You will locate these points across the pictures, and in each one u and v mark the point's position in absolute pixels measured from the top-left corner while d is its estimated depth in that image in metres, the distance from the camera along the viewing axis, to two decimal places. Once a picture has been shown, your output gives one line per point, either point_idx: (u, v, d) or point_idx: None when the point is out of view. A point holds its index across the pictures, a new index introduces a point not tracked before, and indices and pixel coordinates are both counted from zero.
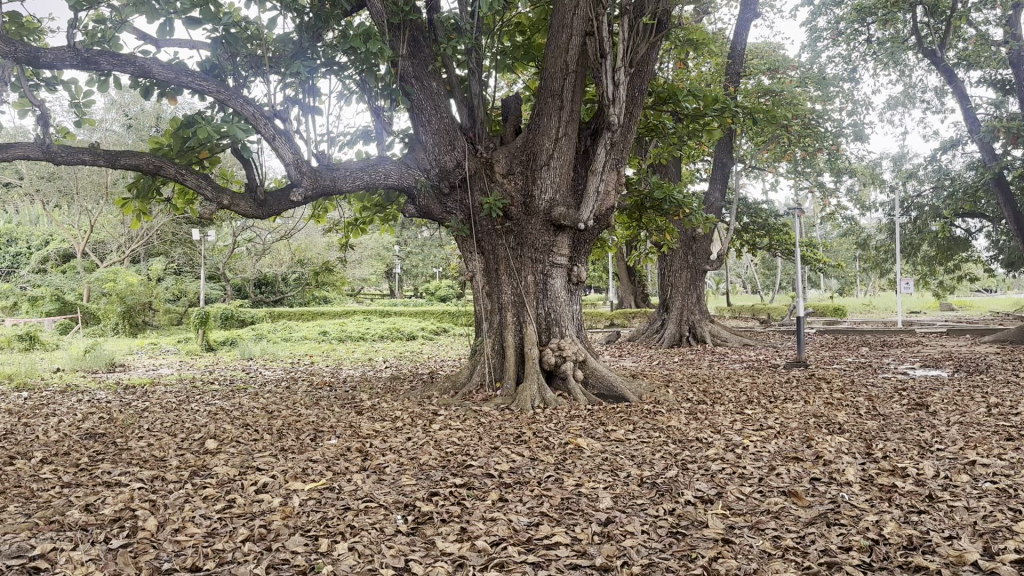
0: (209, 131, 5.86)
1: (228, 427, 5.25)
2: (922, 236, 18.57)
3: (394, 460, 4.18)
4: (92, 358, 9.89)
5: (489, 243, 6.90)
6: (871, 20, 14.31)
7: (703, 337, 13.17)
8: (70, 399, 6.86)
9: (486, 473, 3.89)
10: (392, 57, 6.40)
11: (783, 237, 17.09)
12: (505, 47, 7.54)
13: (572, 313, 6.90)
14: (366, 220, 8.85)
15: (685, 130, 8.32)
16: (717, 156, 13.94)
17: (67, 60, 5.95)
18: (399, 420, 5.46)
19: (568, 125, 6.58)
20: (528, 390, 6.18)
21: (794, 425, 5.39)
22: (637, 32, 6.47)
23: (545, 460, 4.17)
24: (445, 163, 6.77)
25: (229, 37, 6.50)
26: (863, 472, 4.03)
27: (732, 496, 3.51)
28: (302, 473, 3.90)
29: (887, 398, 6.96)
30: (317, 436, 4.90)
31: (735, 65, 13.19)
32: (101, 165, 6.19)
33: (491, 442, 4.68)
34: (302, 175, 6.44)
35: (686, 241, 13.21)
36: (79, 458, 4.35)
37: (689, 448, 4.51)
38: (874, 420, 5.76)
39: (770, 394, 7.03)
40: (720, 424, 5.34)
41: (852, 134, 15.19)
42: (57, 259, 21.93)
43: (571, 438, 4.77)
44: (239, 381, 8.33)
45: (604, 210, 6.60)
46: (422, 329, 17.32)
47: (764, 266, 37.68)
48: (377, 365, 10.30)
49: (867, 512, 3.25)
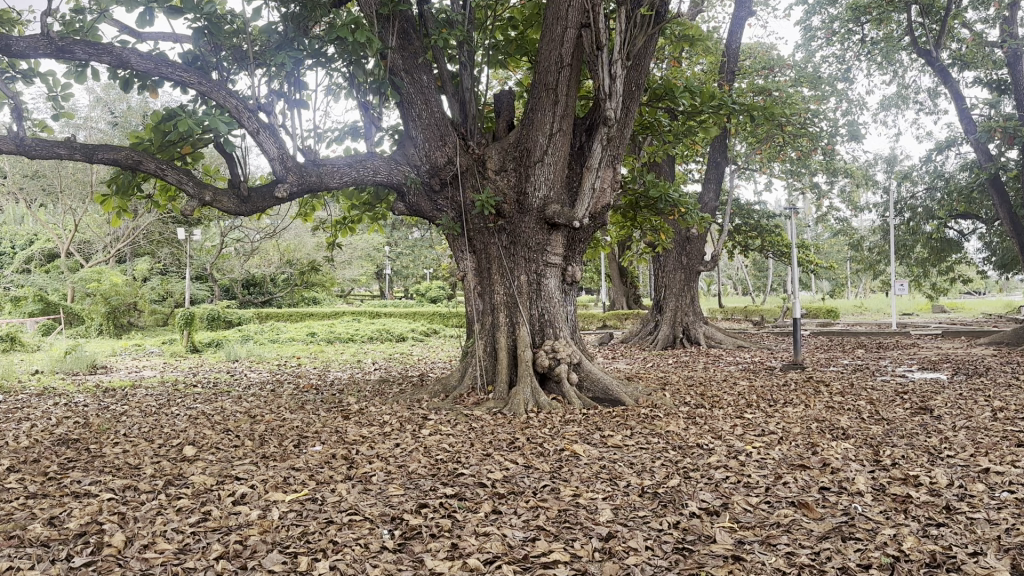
0: (190, 124, 5.62)
1: (209, 433, 5.02)
2: (916, 238, 18.47)
3: (381, 468, 3.98)
4: (72, 360, 9.63)
5: (481, 242, 6.69)
6: (866, 20, 14.17)
7: (697, 339, 13.01)
8: (47, 402, 6.61)
9: (479, 482, 3.69)
10: (381, 49, 6.20)
11: (777, 238, 16.92)
12: (498, 42, 7.35)
13: (566, 314, 6.69)
14: (354, 219, 8.63)
15: (682, 127, 8.16)
16: (711, 156, 13.79)
17: (41, 48, 5.69)
18: (388, 425, 5.25)
19: (563, 121, 6.39)
20: (521, 394, 5.98)
21: (796, 430, 5.22)
22: (635, 24, 6.27)
23: (541, 468, 3.98)
24: (436, 159, 6.56)
25: (211, 27, 6.26)
26: (874, 481, 3.87)
27: (738, 508, 3.33)
28: (283, 483, 3.68)
29: (889, 402, 6.81)
30: (302, 442, 4.68)
31: (730, 63, 13.07)
32: (78, 160, 5.90)
33: (484, 449, 4.47)
34: (287, 170, 6.25)
35: (680, 242, 13.04)
36: (49, 466, 4.11)
37: (690, 455, 4.32)
38: (878, 424, 5.60)
39: (770, 397, 6.87)
40: (721, 429, 5.16)
41: (846, 133, 15.08)
42: (42, 259, 21.58)
43: (567, 444, 4.58)
44: (224, 384, 8.09)
45: (600, 208, 6.41)
46: (412, 331, 17.10)
47: (755, 269, 37.78)
48: (365, 368, 10.08)
49: (884, 525, 3.11)
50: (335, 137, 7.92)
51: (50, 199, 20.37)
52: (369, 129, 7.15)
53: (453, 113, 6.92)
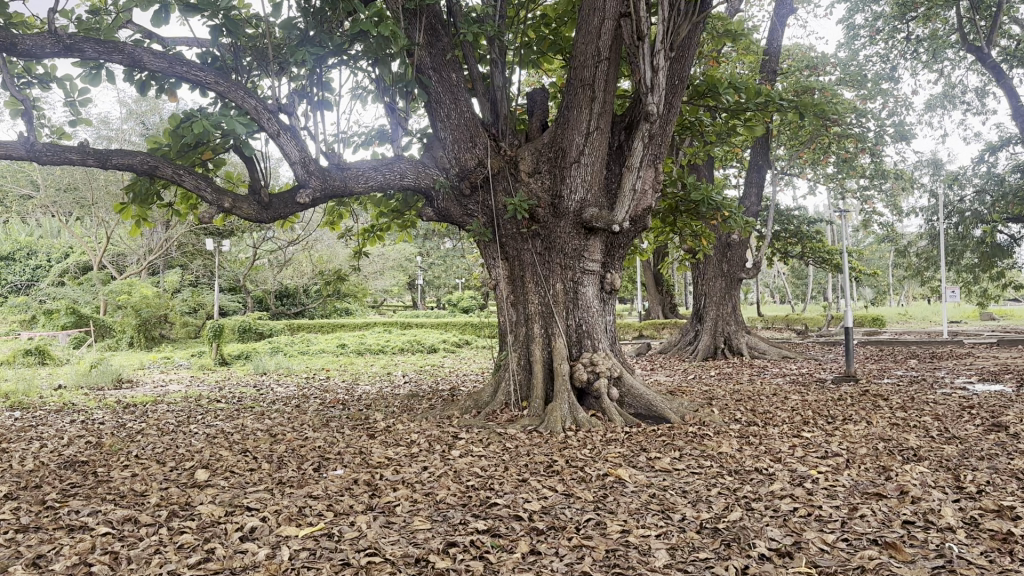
0: (205, 126, 5.33)
1: (225, 454, 4.70)
2: (965, 244, 17.73)
3: (406, 496, 3.59)
4: (97, 374, 9.44)
5: (514, 249, 6.30)
6: (912, 17, 13.53)
7: (738, 349, 12.47)
8: (65, 419, 6.39)
9: (514, 515, 3.29)
10: (407, 46, 5.87)
11: (818, 245, 16.36)
12: (530, 41, 6.99)
13: (605, 325, 6.25)
14: (383, 227, 8.27)
15: (724, 126, 7.73)
16: (752, 159, 13.27)
17: (51, 47, 5.44)
18: (416, 446, 4.88)
19: (601, 118, 5.98)
20: (558, 411, 5.58)
21: (863, 452, 4.74)
22: (679, 12, 5.84)
23: (583, 497, 3.56)
24: (466, 161, 6.22)
25: (230, 24, 5.91)
26: (963, 513, 3.39)
27: (813, 548, 2.89)
28: (297, 514, 3.32)
29: (957, 417, 6.27)
30: (322, 466, 4.33)
31: (771, 63, 12.56)
32: (91, 166, 5.62)
33: (519, 473, 4.08)
34: (310, 175, 5.95)
35: (720, 248, 12.55)
36: (49, 492, 3.80)
37: (750, 482, 3.87)
38: (952, 444, 5.08)
39: (827, 413, 6.37)
40: (778, 450, 4.70)
41: (892, 134, 14.48)
42: (76, 271, 21.74)
43: (610, 468, 4.15)
44: (249, 399, 7.80)
45: (640, 211, 5.98)
46: (444, 342, 16.81)
47: (794, 276, 36.87)
48: (394, 380, 9.76)
49: (990, 573, 2.64)
50: (362, 142, 7.63)
51: (84, 212, 20.52)
52: (396, 132, 6.80)
53: (483, 114, 6.58)
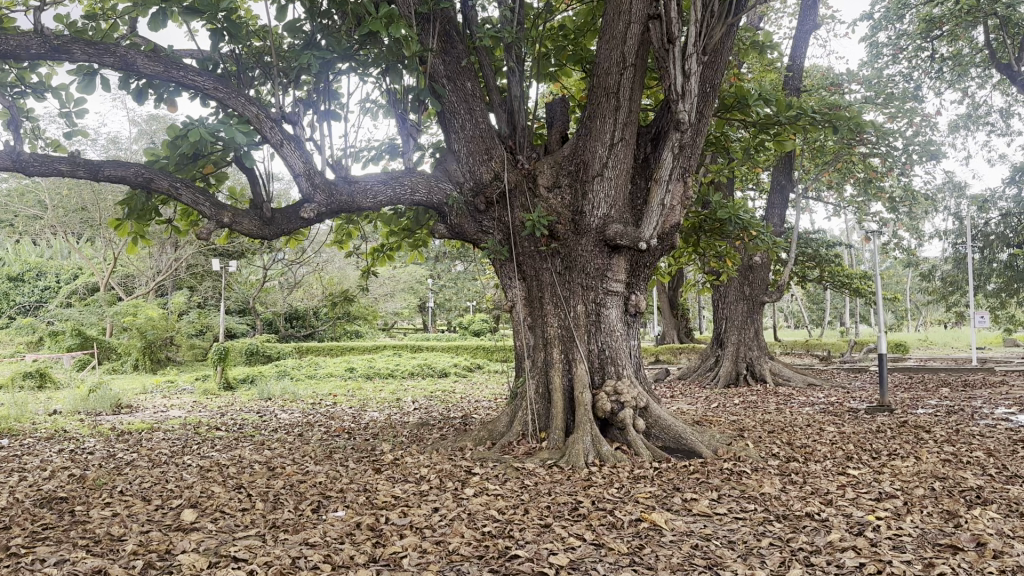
0: (202, 134, 5.00)
1: (217, 491, 4.28)
2: (992, 269, 17.19)
3: (414, 546, 3.16)
4: (95, 399, 9.06)
5: (532, 268, 5.89)
6: (936, 35, 13.11)
7: (761, 376, 11.97)
8: (51, 448, 5.99)
9: (538, 570, 2.85)
10: (419, 53, 5.53)
11: (838, 268, 15.92)
12: (547, 52, 6.64)
13: (630, 350, 5.80)
14: (393, 246, 7.89)
15: (752, 142, 7.31)
16: (775, 177, 12.87)
17: (37, 49, 5.19)
18: (428, 482, 4.45)
19: (626, 128, 5.61)
20: (580, 444, 5.15)
21: (921, 493, 4.28)
22: (712, 13, 5.46)
23: (615, 548, 3.12)
24: (481, 174, 5.86)
25: (231, 28, 5.60)
26: None
27: None
28: (291, 568, 2.90)
29: (1010, 452, 5.77)
30: (321, 506, 3.91)
31: (793, 79, 12.15)
32: (81, 177, 5.28)
33: (541, 517, 3.64)
34: (315, 189, 5.61)
35: (743, 270, 12.12)
36: (17, 536, 3.38)
37: (804, 531, 3.42)
38: (1016, 484, 4.61)
39: (872, 447, 5.88)
40: (827, 491, 4.26)
41: (918, 154, 14.09)
42: (84, 293, 21.50)
43: (644, 512, 3.70)
44: (250, 427, 7.37)
45: (668, 227, 5.57)
46: (455, 366, 16.36)
47: (810, 303, 36.18)
48: (404, 407, 9.33)
49: None
50: (371, 157, 7.30)
51: (93, 233, 20.34)
52: (408, 145, 6.43)
53: (500, 127, 6.23)
